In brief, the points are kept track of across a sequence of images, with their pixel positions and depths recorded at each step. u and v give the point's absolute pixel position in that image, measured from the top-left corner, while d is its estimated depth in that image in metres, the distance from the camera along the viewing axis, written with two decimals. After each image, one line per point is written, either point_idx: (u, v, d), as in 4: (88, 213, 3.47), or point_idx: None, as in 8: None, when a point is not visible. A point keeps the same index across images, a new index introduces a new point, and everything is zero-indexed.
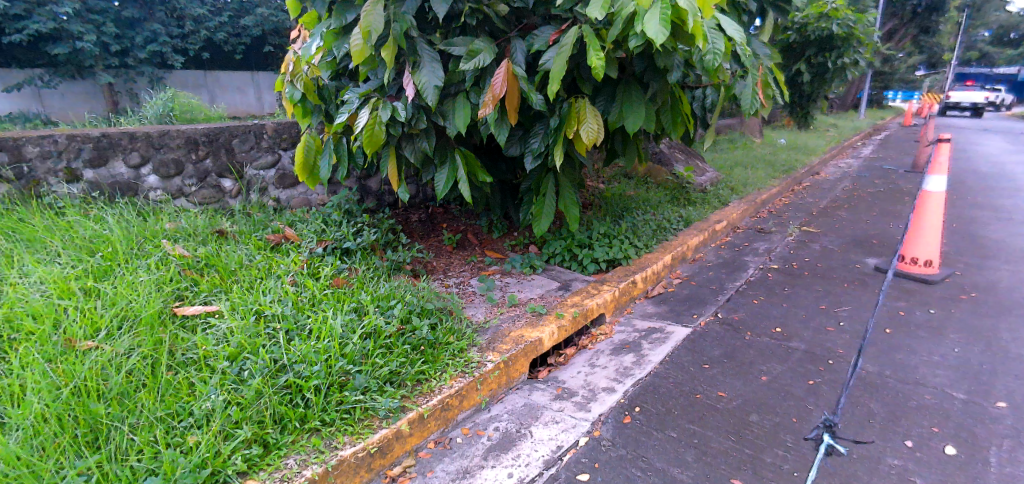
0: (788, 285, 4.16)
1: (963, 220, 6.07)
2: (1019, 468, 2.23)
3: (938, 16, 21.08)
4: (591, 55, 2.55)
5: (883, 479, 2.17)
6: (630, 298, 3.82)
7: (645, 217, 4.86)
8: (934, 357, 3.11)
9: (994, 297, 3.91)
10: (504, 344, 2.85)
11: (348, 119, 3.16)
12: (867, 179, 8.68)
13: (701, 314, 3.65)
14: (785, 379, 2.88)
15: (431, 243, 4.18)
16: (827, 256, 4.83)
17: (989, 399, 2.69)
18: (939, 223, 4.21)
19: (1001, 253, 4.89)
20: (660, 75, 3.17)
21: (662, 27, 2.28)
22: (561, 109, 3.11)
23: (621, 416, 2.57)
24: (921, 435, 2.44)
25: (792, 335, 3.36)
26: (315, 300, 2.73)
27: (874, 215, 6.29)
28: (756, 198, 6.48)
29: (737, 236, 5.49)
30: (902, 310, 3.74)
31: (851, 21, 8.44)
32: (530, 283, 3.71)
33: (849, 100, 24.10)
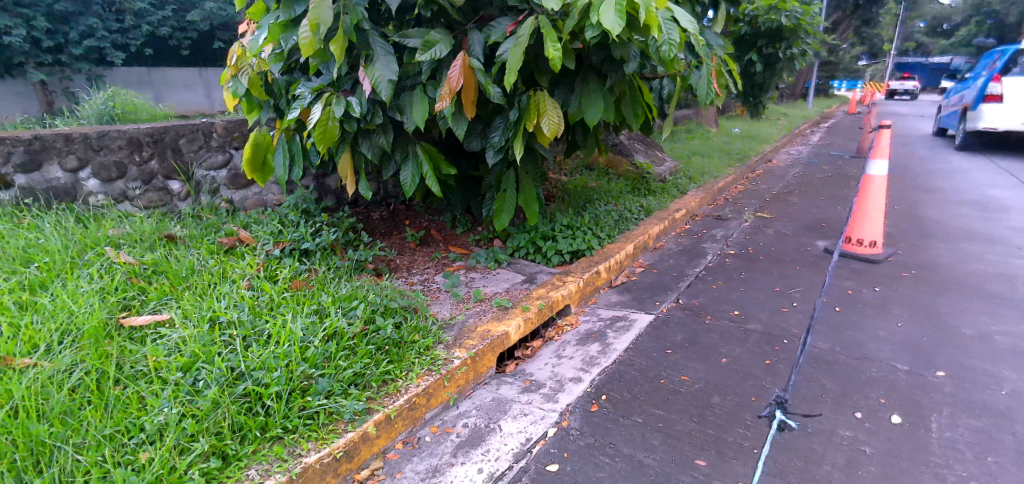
0: (744, 269, 4.28)
1: (905, 202, 6.38)
2: (957, 432, 2.37)
3: (879, 8, 22.16)
4: (548, 46, 2.54)
5: (837, 450, 2.27)
6: (594, 288, 3.87)
7: (607, 209, 4.93)
8: (880, 332, 3.26)
9: (933, 274, 4.13)
10: (470, 339, 2.83)
11: (301, 114, 3.06)
12: (816, 165, 9.03)
13: (663, 301, 3.72)
14: (744, 360, 2.97)
15: (393, 241, 4.12)
16: (780, 240, 4.99)
17: (930, 369, 2.85)
18: (882, 205, 4.41)
19: (938, 232, 5.17)
20: (617, 66, 3.19)
21: (618, 17, 2.29)
22: (520, 102, 3.09)
23: (589, 405, 2.60)
24: (870, 406, 2.55)
25: (749, 317, 3.46)
26: (273, 303, 2.65)
27: (824, 200, 6.54)
28: (713, 186, 6.66)
29: (696, 224, 5.62)
30: (851, 289, 3.91)
31: (798, 13, 8.80)
32: (496, 277, 3.69)
33: (798, 90, 24.94)
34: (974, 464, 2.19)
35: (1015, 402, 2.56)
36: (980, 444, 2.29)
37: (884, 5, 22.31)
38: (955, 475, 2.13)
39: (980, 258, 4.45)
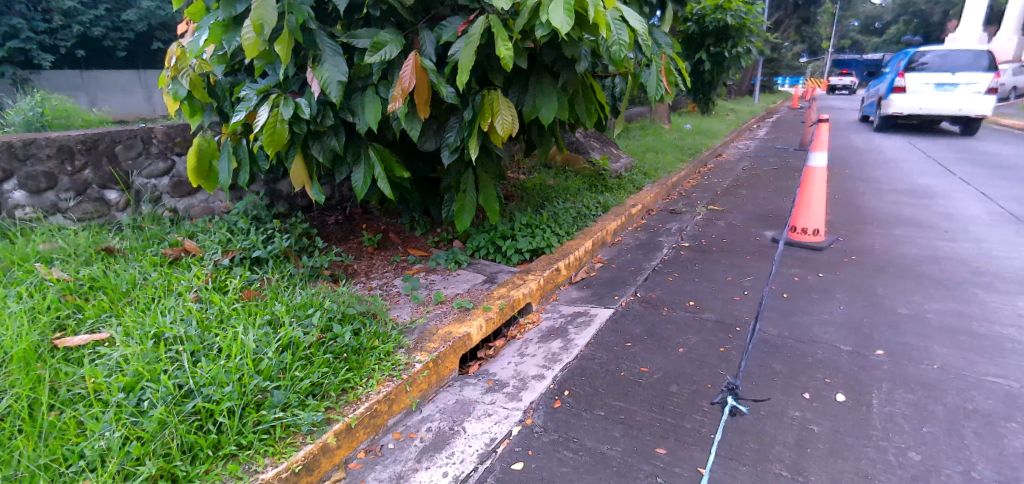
0: (698, 261, 4.40)
1: (846, 191, 6.69)
2: (895, 407, 2.51)
3: (817, 8, 23.18)
4: (499, 45, 2.54)
5: (788, 430, 2.37)
6: (555, 285, 3.89)
7: (565, 206, 4.97)
8: (825, 315, 3.42)
9: (872, 259, 4.35)
10: (432, 342, 2.80)
11: (247, 117, 2.95)
12: (763, 159, 9.37)
13: (622, 296, 3.78)
14: (700, 349, 3.05)
15: (350, 246, 4.03)
16: (732, 232, 5.15)
17: (871, 349, 3.00)
18: (824, 195, 4.61)
19: (876, 219, 5.45)
20: (568, 64, 3.22)
21: (567, 16, 2.31)
22: (474, 101, 3.08)
23: (552, 401, 2.61)
24: (817, 386, 2.67)
25: (704, 307, 3.56)
26: (223, 315, 2.55)
27: (771, 191, 6.80)
28: (667, 181, 6.81)
29: (652, 218, 5.73)
30: (797, 276, 4.07)
31: (740, 13, 9.15)
32: (457, 278, 3.66)
33: (745, 87, 25.81)
34: (911, 435, 2.33)
35: (945, 375, 2.75)
36: (916, 417, 2.44)
37: (821, 5, 23.34)
38: (894, 448, 2.26)
39: (913, 243, 4.72)
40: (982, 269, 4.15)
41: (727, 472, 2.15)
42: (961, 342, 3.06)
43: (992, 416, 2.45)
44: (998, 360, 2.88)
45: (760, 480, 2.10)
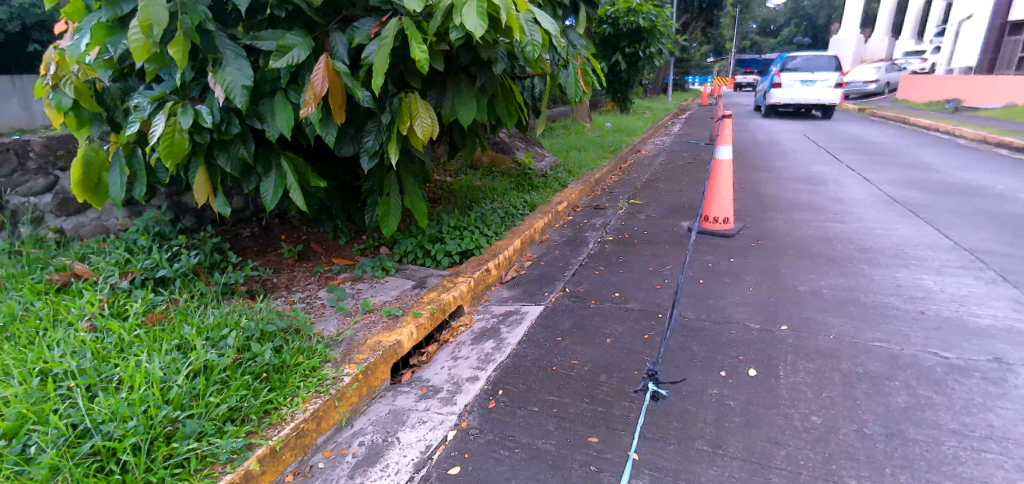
0: (622, 253, 4.55)
1: (752, 181, 7.16)
2: (799, 377, 2.74)
3: (719, 11, 24.63)
4: (414, 48, 2.48)
5: (707, 408, 2.52)
6: (485, 286, 3.87)
7: (493, 207, 4.98)
8: (737, 297, 3.64)
9: (777, 243, 4.69)
10: (361, 353, 2.70)
11: (141, 127, 2.72)
12: (678, 153, 9.83)
13: (551, 292, 3.83)
14: (626, 337, 3.15)
15: (268, 259, 3.83)
16: (652, 224, 5.36)
17: (777, 325, 3.25)
18: (731, 185, 4.91)
19: (779, 206, 5.88)
20: (485, 66, 3.20)
21: (481, 20, 2.28)
22: (392, 104, 3.00)
23: (486, 401, 2.60)
24: (732, 364, 2.86)
25: (629, 297, 3.68)
26: (123, 344, 2.34)
27: (686, 184, 7.15)
28: (591, 178, 6.98)
29: (577, 214, 5.85)
30: (711, 262, 4.30)
31: (652, 16, 9.95)
32: (385, 286, 3.55)
33: (658, 86, 26.97)
34: (813, 401, 2.56)
35: (839, 344, 3.04)
36: (817, 384, 2.68)
37: (724, 8, 24.81)
38: (800, 414, 2.48)
39: (811, 226, 5.14)
40: (867, 246, 4.61)
41: (655, 452, 2.26)
42: (851, 314, 3.40)
43: (878, 377, 2.74)
44: (881, 327, 3.23)
45: (685, 457, 2.22)
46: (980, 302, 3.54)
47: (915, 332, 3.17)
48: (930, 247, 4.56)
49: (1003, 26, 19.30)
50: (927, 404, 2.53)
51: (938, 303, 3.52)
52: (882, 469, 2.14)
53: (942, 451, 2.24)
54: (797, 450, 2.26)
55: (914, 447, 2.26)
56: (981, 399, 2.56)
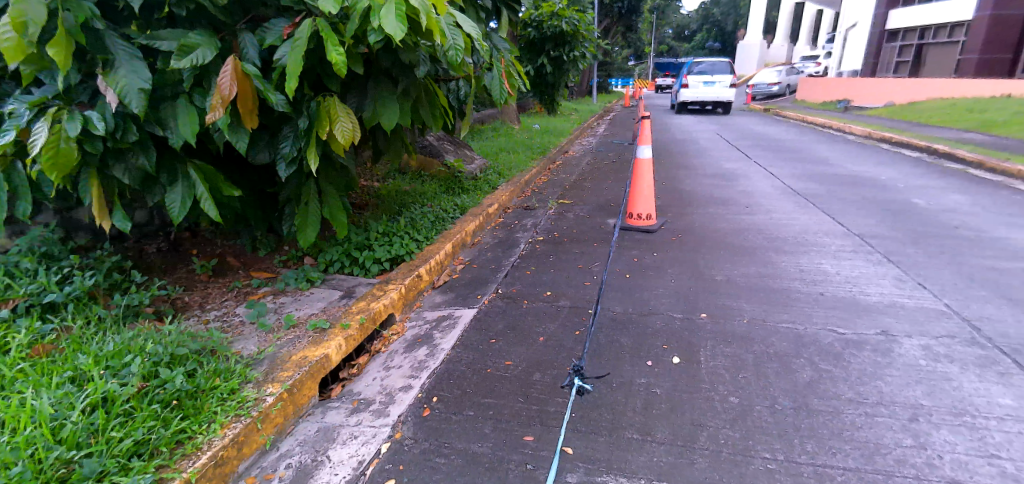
0: (552, 252, 4.62)
1: (673, 178, 7.49)
2: (717, 361, 2.91)
3: (637, 17, 25.65)
4: (330, 50, 2.37)
5: (636, 398, 2.61)
6: (417, 292, 3.79)
7: (423, 211, 4.90)
8: (661, 289, 3.80)
9: (696, 236, 4.93)
10: (285, 370, 2.56)
11: (19, 136, 2.45)
12: (603, 153, 10.11)
13: (484, 294, 3.82)
14: (558, 335, 3.20)
15: (178, 276, 3.56)
16: (580, 223, 5.48)
17: (697, 314, 3.43)
18: (652, 182, 5.11)
19: (697, 201, 6.18)
20: (407, 69, 3.13)
21: (400, 23, 2.17)
22: (309, 108, 2.87)
23: (421, 410, 2.55)
24: (657, 353, 2.99)
25: (560, 295, 3.74)
26: (4, 381, 2.09)
27: (611, 183, 7.37)
28: (520, 179, 7.04)
29: (508, 216, 5.87)
30: (637, 256, 4.45)
31: (574, 20, 10.76)
32: (310, 298, 3.39)
33: (583, 88, 27.65)
34: (731, 382, 2.73)
35: (752, 327, 3.26)
36: (734, 366, 2.86)
37: (641, 14, 25.85)
38: (720, 395, 2.63)
39: (726, 219, 5.44)
40: (775, 235, 4.95)
41: (588, 444, 2.31)
42: (761, 298, 3.65)
43: (786, 355, 2.96)
44: (787, 310, 3.49)
45: (617, 447, 2.30)
46: (870, 282, 3.90)
47: (817, 311, 3.46)
48: (827, 233, 4.97)
49: (881, 33, 21.32)
50: (828, 377, 2.77)
51: (835, 285, 3.85)
52: (791, 441, 2.31)
53: (841, 418, 2.45)
54: (718, 430, 2.39)
55: (819, 417, 2.46)
56: (872, 369, 2.83)
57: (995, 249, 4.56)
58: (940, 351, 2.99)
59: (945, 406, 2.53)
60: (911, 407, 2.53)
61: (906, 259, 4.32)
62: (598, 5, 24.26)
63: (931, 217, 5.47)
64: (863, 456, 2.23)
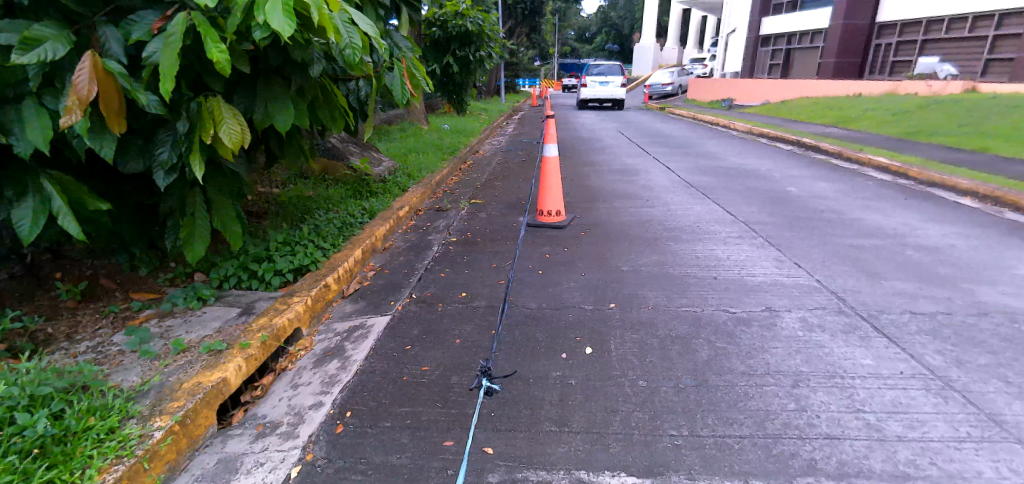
0: (466, 253, 4.58)
1: (580, 174, 7.71)
2: (627, 348, 3.02)
3: (540, 18, 26.20)
4: (209, 47, 2.17)
5: (553, 391, 2.64)
6: (326, 303, 3.60)
7: (328, 217, 4.67)
8: (572, 283, 3.89)
9: (603, 230, 5.10)
10: (175, 401, 2.33)
11: None
12: (513, 152, 10.21)
13: (397, 300, 3.70)
14: (474, 336, 3.17)
15: (39, 305, 3.12)
16: (492, 222, 5.48)
17: (606, 304, 3.54)
18: (560, 180, 5.22)
19: (602, 196, 6.40)
20: (299, 67, 2.94)
21: (287, 19, 1.97)
22: (189, 110, 2.62)
23: (333, 427, 2.42)
24: (571, 345, 3.05)
25: (475, 295, 3.71)
26: None
27: (522, 181, 7.46)
28: (431, 180, 6.93)
29: (420, 218, 5.75)
30: (548, 252, 4.53)
31: (479, 20, 11.02)
32: (204, 318, 3.10)
33: (491, 88, 27.80)
34: (640, 367, 2.84)
35: (655, 312, 3.43)
36: (641, 352, 2.98)
37: (544, 16, 26.43)
38: (629, 380, 2.73)
39: (630, 212, 5.68)
40: (674, 225, 5.23)
41: (507, 442, 2.31)
42: (663, 285, 3.84)
43: (686, 337, 3.14)
44: (686, 294, 3.70)
45: (535, 441, 2.31)
46: (756, 264, 4.23)
47: (712, 294, 3.70)
48: (719, 221, 5.34)
49: (756, 38, 23.33)
50: (725, 353, 2.96)
51: (726, 268, 4.13)
52: (695, 416, 2.44)
53: (735, 390, 2.63)
54: (629, 413, 2.48)
55: (717, 391, 2.63)
56: (760, 343, 3.06)
57: (856, 228, 5.12)
58: (815, 321, 3.31)
59: (819, 371, 2.79)
60: (792, 374, 2.76)
61: (786, 242, 4.74)
62: (502, 6, 24.51)
63: (805, 203, 6.05)
64: (755, 423, 2.41)
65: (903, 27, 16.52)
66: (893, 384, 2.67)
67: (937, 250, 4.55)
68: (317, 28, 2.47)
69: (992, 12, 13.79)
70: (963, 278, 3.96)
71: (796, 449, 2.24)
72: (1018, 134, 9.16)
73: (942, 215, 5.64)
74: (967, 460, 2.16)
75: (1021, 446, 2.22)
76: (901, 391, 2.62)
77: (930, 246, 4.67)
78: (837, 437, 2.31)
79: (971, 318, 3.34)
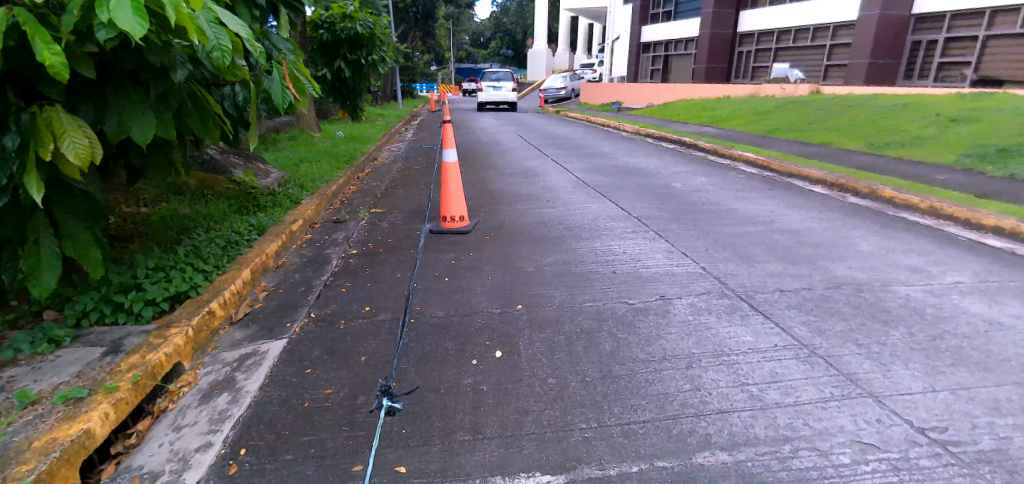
0: (368, 265, 4.40)
1: (482, 179, 7.71)
2: (536, 347, 3.04)
3: (433, 23, 25.98)
4: (38, 49, 1.85)
5: (465, 399, 2.59)
6: (211, 331, 3.26)
7: (209, 237, 4.26)
8: (479, 287, 3.86)
9: (507, 233, 5.12)
10: (21, 465, 1.98)
11: None
12: (413, 159, 10.01)
13: (294, 321, 3.45)
14: (380, 351, 3.04)
15: None
16: (394, 231, 5.31)
17: (513, 306, 3.55)
18: (461, 184, 5.18)
19: (504, 199, 6.44)
20: (160, 72, 2.62)
21: (137, 18, 1.68)
22: (20, 123, 2.24)
23: (226, 468, 2.19)
24: (481, 350, 3.02)
25: (379, 309, 3.57)
26: None
27: (423, 188, 7.32)
28: (326, 191, 6.59)
29: (317, 231, 5.44)
30: (454, 258, 4.47)
31: (369, 23, 10.58)
32: (59, 362, 2.68)
33: (388, 93, 27.11)
34: (549, 365, 2.87)
35: (561, 310, 3.49)
36: (549, 350, 3.01)
37: (437, 21, 26.24)
38: (539, 379, 2.74)
39: (532, 213, 5.76)
40: (574, 224, 5.37)
41: (420, 457, 2.22)
42: (565, 282, 3.92)
43: (589, 331, 3.22)
44: (587, 290, 3.80)
45: (448, 453, 2.24)
46: (650, 256, 4.44)
47: (611, 288, 3.83)
48: (615, 218, 5.56)
49: (638, 45, 24.81)
50: (627, 343, 3.08)
51: (623, 263, 4.31)
52: (603, 408, 2.51)
53: (636, 378, 2.74)
54: (541, 412, 2.49)
55: (621, 381, 2.71)
56: (657, 330, 3.22)
57: (734, 218, 5.56)
58: (702, 306, 3.53)
59: (708, 351, 2.98)
60: (686, 357, 2.92)
61: (675, 234, 5.03)
62: (393, 11, 24.01)
63: (690, 197, 6.48)
64: (657, 406, 2.51)
65: (761, 36, 18.47)
66: (770, 356, 2.92)
67: (803, 234, 5.06)
68: (177, 27, 2.15)
69: (828, 25, 15.74)
70: (821, 257, 4.44)
71: (694, 427, 2.37)
72: (854, 129, 10.50)
73: (802, 202, 6.30)
74: (832, 417, 2.40)
75: (872, 399, 2.51)
76: (777, 361, 2.86)
77: (793, 230, 5.18)
78: (727, 410, 2.47)
79: (827, 291, 3.75)
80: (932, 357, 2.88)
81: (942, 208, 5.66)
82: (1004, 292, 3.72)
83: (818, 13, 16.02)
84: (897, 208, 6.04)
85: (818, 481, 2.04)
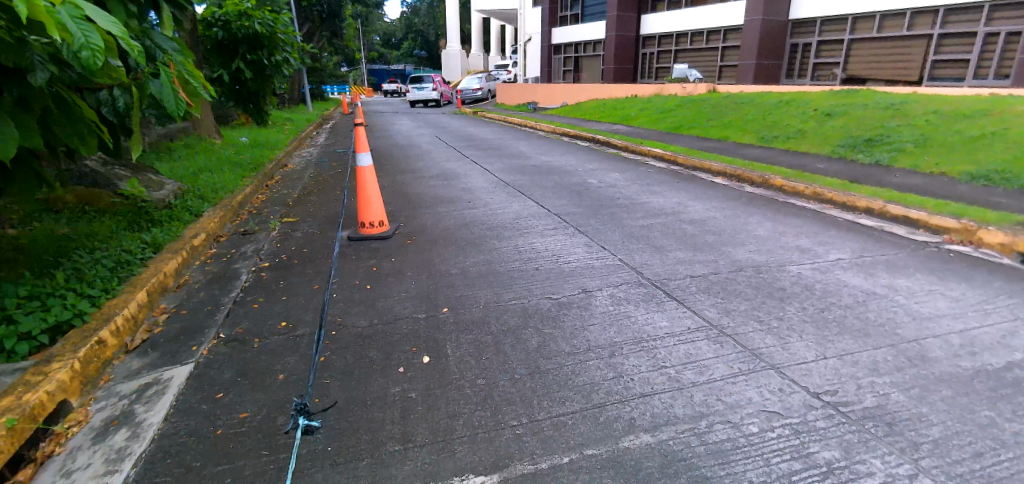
0: (282, 278, 4.17)
1: (400, 182, 7.55)
2: (463, 350, 3.02)
3: (340, 21, 25.08)
4: None
5: (392, 408, 2.52)
6: (102, 363, 2.95)
7: (94, 258, 3.86)
8: (402, 293, 3.77)
9: (428, 236, 5.05)
10: None
11: None
12: (326, 164, 9.62)
13: (201, 344, 3.20)
14: (300, 368, 2.89)
15: None
16: (308, 241, 5.08)
17: (439, 310, 3.50)
18: (378, 189, 5.04)
19: (423, 202, 6.34)
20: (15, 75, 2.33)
21: None
22: None
23: None
24: (407, 358, 2.95)
25: (297, 323, 3.39)
26: None
27: (338, 194, 7.05)
28: (231, 201, 6.17)
29: (222, 245, 5.08)
30: (374, 266, 4.34)
31: (270, 21, 10.21)
32: None
33: (296, 96, 25.85)
34: (477, 366, 2.86)
35: (486, 310, 3.49)
36: (476, 351, 3.00)
37: (344, 20, 25.33)
38: (469, 381, 2.73)
39: (452, 216, 5.72)
40: (495, 224, 5.39)
41: (348, 473, 2.14)
42: (489, 283, 3.92)
43: (515, 329, 3.24)
44: (511, 288, 3.83)
45: (377, 465, 2.17)
46: (570, 252, 4.55)
47: (534, 284, 3.88)
48: (535, 216, 5.65)
49: (548, 47, 25.36)
50: (552, 337, 3.13)
51: (545, 259, 4.38)
52: (533, 403, 2.53)
53: (563, 371, 2.79)
54: (471, 414, 2.47)
55: (549, 375, 2.76)
56: (580, 323, 3.30)
57: (646, 211, 5.83)
58: (621, 296, 3.67)
59: (629, 339, 3.09)
60: (608, 346, 3.02)
61: (593, 228, 5.18)
62: (297, 10, 22.92)
63: (605, 193, 6.71)
64: (583, 396, 2.57)
65: (662, 39, 19.53)
66: (684, 339, 3.08)
67: (709, 223, 5.38)
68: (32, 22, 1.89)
69: (719, 28, 16.88)
70: (724, 243, 4.74)
71: (619, 413, 2.44)
72: (747, 123, 11.33)
73: (705, 193, 6.70)
74: (741, 390, 2.57)
75: (775, 371, 2.71)
76: (690, 343, 3.02)
77: (699, 219, 5.50)
78: (648, 394, 2.57)
79: (730, 274, 4.01)
80: (822, 327, 3.16)
81: (823, 193, 6.24)
82: (878, 265, 4.16)
83: (709, 17, 17.16)
84: (786, 195, 6.59)
85: (731, 452, 2.18)
